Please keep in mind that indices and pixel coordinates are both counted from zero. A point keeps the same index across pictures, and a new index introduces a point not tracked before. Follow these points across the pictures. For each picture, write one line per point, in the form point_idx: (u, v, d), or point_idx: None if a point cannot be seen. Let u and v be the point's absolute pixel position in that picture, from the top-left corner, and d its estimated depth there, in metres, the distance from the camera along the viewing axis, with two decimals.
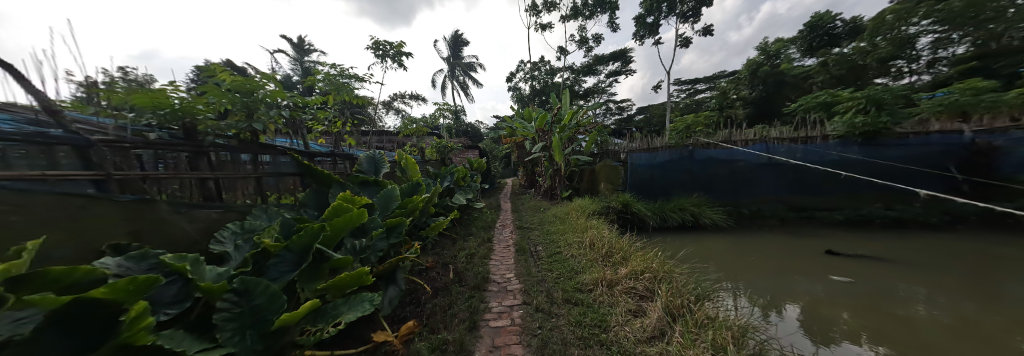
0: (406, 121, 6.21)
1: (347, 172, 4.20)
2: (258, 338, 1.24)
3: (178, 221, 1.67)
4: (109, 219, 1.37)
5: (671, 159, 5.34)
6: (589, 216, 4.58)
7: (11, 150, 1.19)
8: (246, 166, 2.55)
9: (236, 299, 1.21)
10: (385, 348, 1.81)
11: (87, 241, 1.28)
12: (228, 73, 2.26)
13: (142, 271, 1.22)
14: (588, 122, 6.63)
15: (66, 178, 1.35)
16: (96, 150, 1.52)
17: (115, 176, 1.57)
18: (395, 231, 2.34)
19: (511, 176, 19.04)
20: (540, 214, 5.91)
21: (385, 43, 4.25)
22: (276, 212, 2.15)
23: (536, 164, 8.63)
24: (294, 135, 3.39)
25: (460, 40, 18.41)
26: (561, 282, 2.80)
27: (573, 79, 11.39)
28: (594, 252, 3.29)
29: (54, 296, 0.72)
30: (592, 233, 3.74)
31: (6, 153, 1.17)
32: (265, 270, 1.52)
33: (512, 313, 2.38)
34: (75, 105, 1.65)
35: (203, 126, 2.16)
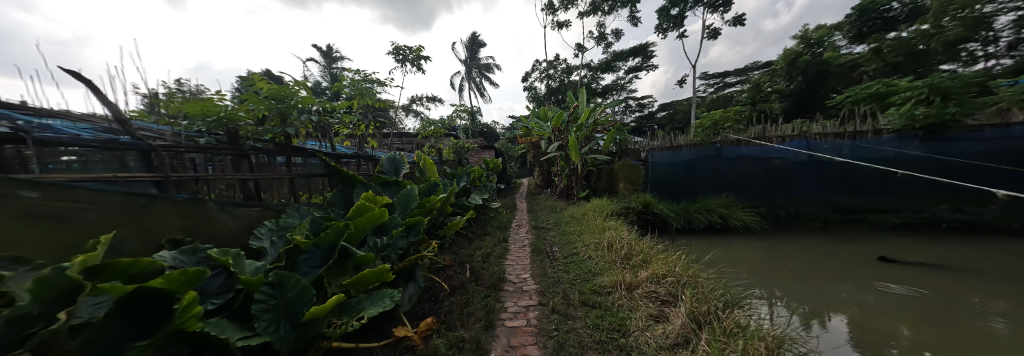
0: (425, 122, 6.33)
1: (369, 173, 4.33)
2: (291, 328, 1.28)
3: (223, 218, 1.79)
4: (168, 216, 1.49)
5: (697, 158, 5.08)
6: (608, 216, 4.44)
7: (89, 156, 1.39)
8: (280, 168, 2.70)
9: (271, 291, 1.26)
10: (405, 342, 1.83)
11: (149, 235, 1.41)
12: (266, 82, 2.39)
13: (193, 263, 1.31)
14: (607, 120, 6.44)
15: (132, 180, 1.53)
16: (155, 155, 1.70)
17: (173, 177, 1.73)
18: (414, 230, 2.37)
19: (527, 175, 18.98)
20: (556, 214, 5.81)
21: (405, 47, 4.33)
22: (308, 211, 2.23)
23: (552, 164, 8.52)
24: (321, 138, 3.54)
25: (478, 42, 18.62)
26: (578, 284, 2.73)
27: (591, 77, 11.17)
28: (612, 254, 3.18)
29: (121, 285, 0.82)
30: (611, 234, 3.62)
31: (86, 160, 1.38)
32: (297, 265, 1.57)
33: (529, 314, 2.33)
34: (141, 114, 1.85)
35: (245, 132, 2.30)
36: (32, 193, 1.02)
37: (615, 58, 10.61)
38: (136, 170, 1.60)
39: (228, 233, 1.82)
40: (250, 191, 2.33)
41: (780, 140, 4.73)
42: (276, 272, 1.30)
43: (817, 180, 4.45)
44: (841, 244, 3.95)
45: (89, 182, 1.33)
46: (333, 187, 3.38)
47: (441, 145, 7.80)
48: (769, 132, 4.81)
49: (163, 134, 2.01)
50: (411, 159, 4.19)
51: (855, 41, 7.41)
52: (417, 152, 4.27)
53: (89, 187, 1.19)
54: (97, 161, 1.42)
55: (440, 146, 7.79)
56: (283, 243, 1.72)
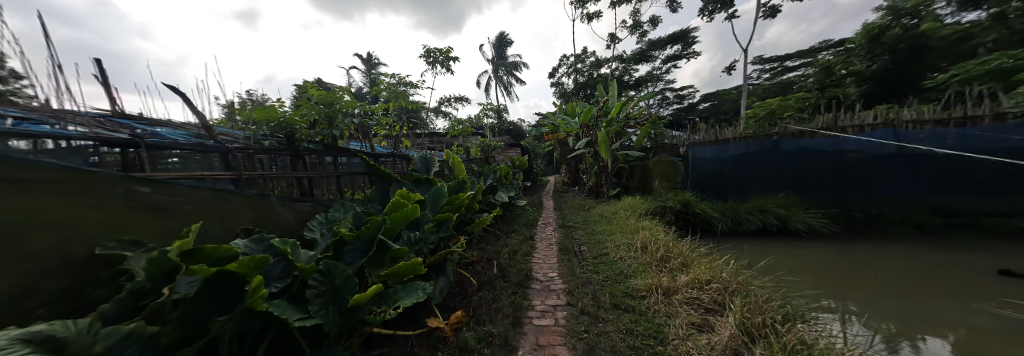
0: (453, 122, 6.47)
1: (402, 171, 4.55)
2: (338, 313, 1.36)
3: (284, 211, 1.99)
4: (240, 209, 1.69)
5: (747, 152, 4.59)
6: (642, 216, 4.20)
7: (184, 157, 1.64)
8: (329, 167, 2.93)
9: (322, 278, 1.35)
10: (437, 333, 1.88)
11: (228, 225, 1.62)
12: (316, 89, 2.59)
13: (260, 251, 1.46)
14: (641, 113, 6.08)
15: (214, 177, 1.76)
16: (232, 157, 1.94)
17: (245, 175, 1.96)
18: (444, 226, 2.42)
19: (553, 173, 18.74)
20: (585, 212, 5.63)
21: (435, 49, 4.43)
22: (351, 206, 2.38)
23: (580, 161, 8.26)
24: (360, 138, 3.78)
25: (505, 41, 18.64)
26: (609, 285, 2.60)
27: (623, 69, 10.64)
28: (647, 256, 2.98)
29: (206, 267, 0.96)
30: (645, 235, 3.40)
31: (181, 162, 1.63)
32: (342, 256, 1.68)
33: (556, 313, 2.27)
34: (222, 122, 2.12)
35: (300, 134, 2.53)
36: (145, 188, 1.27)
37: (650, 47, 9.91)
38: (218, 169, 1.84)
39: (287, 225, 2.01)
40: (307, 188, 2.56)
41: (856, 130, 4.07)
42: (327, 261, 1.38)
43: (903, 178, 3.79)
44: (935, 255, 3.34)
45: (184, 179, 1.58)
46: (372, 184, 3.59)
47: (468, 144, 7.92)
48: (843, 121, 4.16)
49: (238, 138, 2.27)
50: (440, 157, 4.29)
51: (965, 8, 5.74)
52: (446, 150, 4.37)
53: (183, 184, 1.43)
54: (188, 163, 1.67)
55: (468, 144, 7.92)
56: (331, 235, 1.85)
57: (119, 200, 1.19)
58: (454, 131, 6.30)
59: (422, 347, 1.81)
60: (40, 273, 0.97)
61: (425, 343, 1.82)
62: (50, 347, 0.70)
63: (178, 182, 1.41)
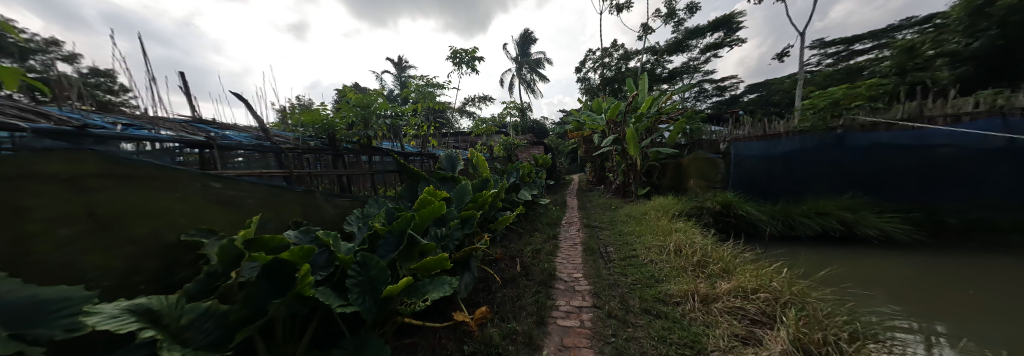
0: (478, 121, 6.55)
1: (429, 169, 4.71)
2: (373, 302, 1.44)
3: (326, 206, 2.17)
4: (289, 204, 1.86)
5: (802, 148, 4.11)
6: (675, 218, 3.96)
7: (245, 157, 1.86)
8: (364, 165, 3.13)
9: (359, 269, 1.44)
10: (463, 327, 1.93)
11: (282, 217, 1.80)
12: (353, 93, 2.77)
13: (307, 241, 1.60)
14: (674, 108, 5.70)
15: (270, 175, 1.96)
16: (285, 156, 2.14)
17: (295, 173, 2.15)
18: (468, 223, 2.47)
19: (578, 172, 18.26)
20: (612, 212, 5.41)
21: (462, 50, 4.51)
22: (384, 202, 2.51)
23: (607, 159, 7.96)
24: (391, 138, 3.98)
25: (529, 38, 18.48)
26: (639, 289, 2.47)
27: (655, 61, 10.05)
28: (682, 259, 2.79)
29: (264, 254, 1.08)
30: (678, 238, 3.19)
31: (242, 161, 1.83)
32: (377, 249, 1.79)
33: (581, 315, 2.22)
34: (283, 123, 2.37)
35: (340, 135, 2.73)
36: (216, 183, 1.47)
37: (686, 37, 9.23)
38: (273, 167, 2.05)
39: (329, 219, 2.19)
40: (347, 185, 2.75)
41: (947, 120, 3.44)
42: (363, 253, 1.48)
43: (1012, 178, 3.15)
44: None
45: (246, 176, 1.79)
46: (401, 181, 3.77)
47: (492, 142, 7.98)
48: (931, 111, 3.46)
49: (289, 139, 2.51)
50: (465, 156, 4.38)
51: None
52: (470, 149, 4.44)
53: (244, 181, 1.61)
54: (251, 161, 1.89)
55: (492, 143, 7.99)
56: (366, 229, 1.97)
57: (196, 193, 1.38)
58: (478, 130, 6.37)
59: (449, 339, 1.87)
60: (137, 254, 1.16)
61: (451, 335, 1.88)
62: (147, 318, 0.86)
63: (241, 179, 1.61)
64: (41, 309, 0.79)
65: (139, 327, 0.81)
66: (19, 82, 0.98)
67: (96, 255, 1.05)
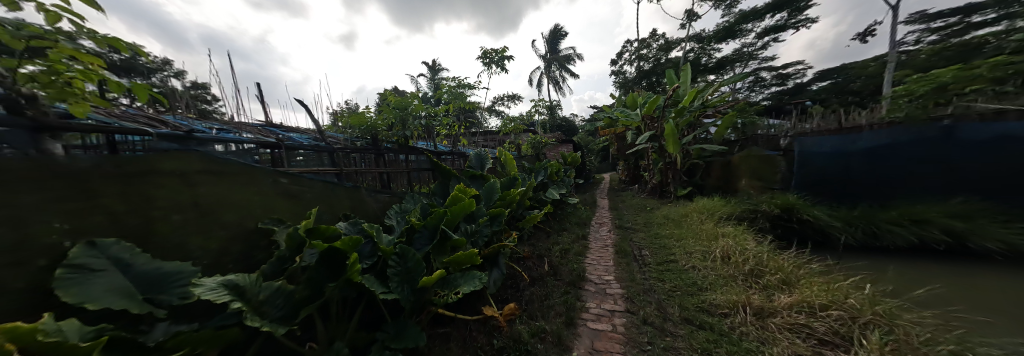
0: (506, 119, 6.58)
1: (459, 168, 4.85)
2: (411, 291, 1.54)
3: (370, 201, 2.36)
4: (340, 198, 2.07)
5: (893, 144, 3.44)
6: (721, 222, 3.61)
7: (304, 156, 2.09)
8: (402, 163, 3.33)
9: (399, 259, 1.55)
10: (492, 322, 1.98)
11: (335, 210, 2.01)
12: (393, 96, 2.97)
13: (354, 232, 1.76)
14: (723, 100, 5.17)
15: (324, 172, 2.18)
16: (337, 155, 2.37)
17: (344, 170, 2.37)
18: (497, 220, 2.51)
19: (609, 170, 17.48)
20: (646, 214, 5.08)
21: (492, 50, 4.57)
22: (419, 198, 2.65)
23: (642, 157, 7.50)
24: (425, 138, 4.17)
25: (560, 33, 18.07)
26: (679, 297, 2.30)
27: (700, 50, 9.19)
28: (730, 267, 2.54)
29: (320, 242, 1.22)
30: (725, 243, 2.90)
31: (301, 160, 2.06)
32: (414, 242, 1.90)
33: (614, 319, 2.13)
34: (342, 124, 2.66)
35: (382, 136, 2.94)
36: (283, 179, 1.71)
37: (739, 20, 8.24)
38: (327, 166, 2.28)
39: (372, 212, 2.38)
40: (387, 181, 2.96)
41: None
42: (402, 246, 1.58)
43: None
44: None
45: (307, 173, 2.04)
46: (434, 179, 3.94)
47: (520, 140, 7.93)
48: None
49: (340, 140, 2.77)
50: (493, 154, 4.43)
51: None
52: (499, 148, 4.48)
53: (305, 177, 1.84)
54: (309, 160, 2.13)
55: (520, 141, 7.98)
56: (404, 223, 2.10)
57: (269, 187, 1.62)
58: (507, 128, 6.39)
59: (478, 332, 1.93)
60: (227, 238, 1.37)
61: (480, 328, 1.94)
62: (235, 292, 1.02)
63: (303, 175, 1.87)
64: (163, 278, 0.99)
65: (229, 299, 0.97)
66: (149, 94, 1.22)
67: (200, 237, 1.27)
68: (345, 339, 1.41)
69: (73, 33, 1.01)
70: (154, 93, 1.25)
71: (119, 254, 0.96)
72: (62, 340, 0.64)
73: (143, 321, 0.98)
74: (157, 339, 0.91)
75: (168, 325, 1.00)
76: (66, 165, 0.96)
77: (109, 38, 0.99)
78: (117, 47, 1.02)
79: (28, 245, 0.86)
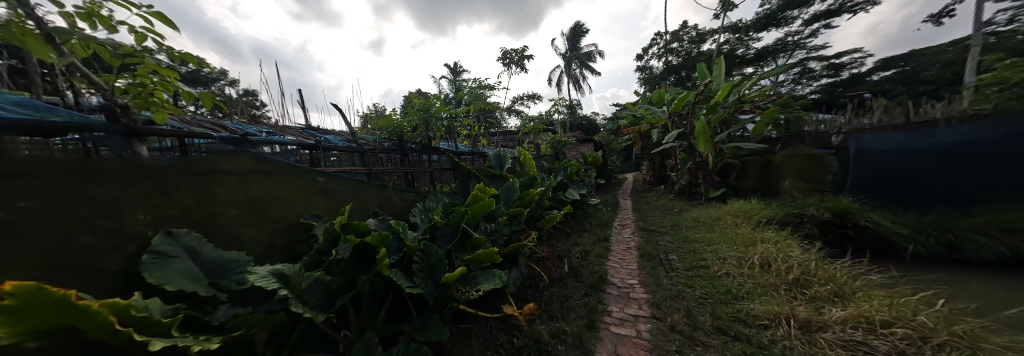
0: (525, 119, 6.55)
1: (479, 167, 4.91)
2: (434, 286, 1.59)
3: (396, 199, 2.46)
4: (370, 196, 2.18)
5: (979, 140, 2.97)
6: (760, 226, 3.33)
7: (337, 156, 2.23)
8: (425, 163, 3.44)
9: (423, 255, 1.61)
10: (512, 320, 2.00)
11: (365, 207, 2.13)
12: (417, 98, 3.08)
13: (382, 228, 1.85)
14: (762, 95, 4.77)
15: (355, 171, 2.32)
16: (366, 155, 2.51)
17: (373, 170, 2.50)
18: (516, 220, 2.53)
19: (633, 170, 16.81)
20: (674, 216, 4.83)
21: (512, 50, 4.57)
22: (441, 196, 2.73)
23: (669, 156, 7.12)
24: (446, 138, 4.27)
25: (581, 30, 17.68)
26: (711, 305, 2.15)
27: (736, 40, 8.54)
28: (771, 275, 2.33)
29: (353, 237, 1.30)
30: (765, 249, 2.68)
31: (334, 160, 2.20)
32: (437, 239, 1.97)
33: (638, 324, 2.05)
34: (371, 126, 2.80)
35: (407, 137, 3.05)
36: (321, 177, 1.84)
37: (783, 7, 7.50)
38: (358, 165, 2.42)
39: (398, 210, 2.49)
40: (411, 181, 3.08)
41: None
42: (426, 242, 1.64)
43: None
44: None
45: (340, 172, 2.17)
46: (455, 178, 4.03)
47: (539, 140, 7.85)
48: None
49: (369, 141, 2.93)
50: (513, 154, 4.44)
51: None
52: (518, 148, 4.48)
53: (339, 176, 1.97)
54: (342, 160, 2.27)
55: (540, 141, 7.91)
56: (427, 221, 2.17)
57: (309, 185, 1.75)
58: (526, 128, 6.34)
59: (499, 330, 1.95)
60: (274, 231, 1.51)
61: (501, 326, 1.96)
62: (282, 280, 1.12)
63: (337, 174, 2.00)
64: (224, 267, 1.11)
65: (276, 286, 1.06)
66: (213, 102, 1.37)
67: (252, 230, 1.40)
68: (375, 329, 1.49)
69: (154, 51, 1.17)
70: (217, 102, 1.40)
71: (190, 243, 1.09)
72: (149, 316, 0.74)
73: (209, 303, 1.11)
74: (220, 319, 1.03)
75: (228, 308, 1.12)
76: (148, 165, 1.11)
77: (184, 53, 1.14)
78: (189, 61, 1.17)
79: (121, 232, 1.00)
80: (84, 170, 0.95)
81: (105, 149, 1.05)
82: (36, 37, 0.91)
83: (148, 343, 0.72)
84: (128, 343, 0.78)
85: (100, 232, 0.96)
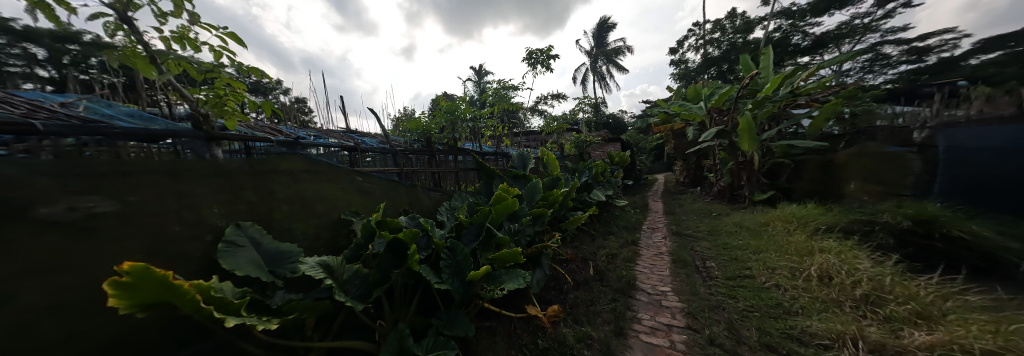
0: (548, 119, 6.47)
1: (503, 167, 4.94)
2: (460, 283, 1.64)
3: (425, 198, 2.57)
4: (401, 194, 2.30)
5: None
6: (817, 234, 2.97)
7: (370, 157, 2.38)
8: (451, 164, 3.54)
9: (450, 253, 1.66)
10: (536, 322, 2.00)
11: (398, 205, 2.25)
12: (444, 101, 3.19)
13: (412, 225, 1.94)
14: (820, 86, 4.25)
15: (386, 171, 2.45)
16: (398, 156, 2.65)
17: (403, 170, 2.63)
18: (539, 220, 2.51)
19: (664, 171, 15.83)
20: (711, 220, 4.47)
21: (537, 50, 4.54)
22: (466, 196, 2.78)
23: (706, 156, 6.62)
24: (471, 139, 4.37)
25: (608, 25, 17.08)
26: (758, 319, 1.96)
27: (790, 27, 7.66)
28: (832, 290, 2.07)
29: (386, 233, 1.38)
30: (823, 260, 2.39)
31: (366, 161, 2.33)
32: (462, 237, 2.01)
33: (672, 335, 1.93)
34: (404, 127, 2.98)
35: (435, 139, 3.18)
36: (358, 177, 1.99)
37: None
38: (390, 165, 2.58)
39: (427, 208, 2.60)
40: (438, 180, 3.19)
41: None
42: (452, 240, 1.69)
43: None
44: None
45: (375, 172, 2.32)
46: (479, 178, 4.09)
47: (563, 140, 7.73)
48: None
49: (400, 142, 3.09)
50: (536, 154, 4.40)
51: None
52: (541, 148, 4.44)
53: (374, 176, 2.10)
54: (375, 160, 2.42)
55: (563, 141, 7.79)
56: (453, 219, 2.23)
57: (348, 184, 1.89)
58: (549, 128, 6.27)
59: (523, 330, 1.96)
60: (320, 225, 1.65)
61: (524, 327, 1.96)
62: (327, 270, 1.22)
63: (372, 174, 2.13)
64: (280, 256, 1.24)
65: (320, 276, 1.15)
66: (272, 110, 1.54)
67: (302, 224, 1.56)
68: (406, 321, 1.56)
69: (227, 65, 1.34)
70: (275, 109, 1.57)
71: (254, 234, 1.23)
72: (224, 297, 0.85)
73: (268, 289, 1.24)
74: (278, 303, 1.15)
75: (284, 293, 1.25)
76: (222, 166, 1.27)
77: (250, 67, 1.30)
78: (254, 73, 1.32)
79: (203, 224, 1.16)
80: (175, 170, 1.11)
81: (189, 152, 1.24)
82: (143, 59, 1.10)
83: (225, 321, 0.83)
84: (208, 319, 0.90)
85: (189, 222, 1.12)
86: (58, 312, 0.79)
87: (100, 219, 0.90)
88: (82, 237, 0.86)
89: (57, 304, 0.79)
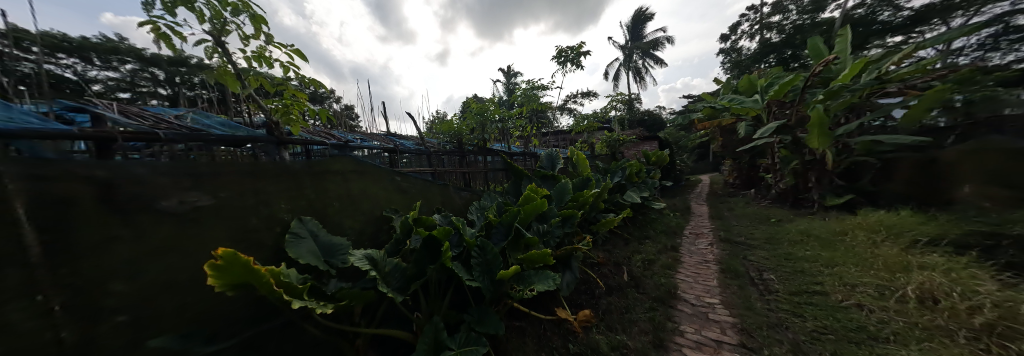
0: (578, 118, 6.27)
1: (531, 167, 4.91)
2: (490, 281, 1.66)
3: (456, 198, 2.66)
4: (435, 193, 2.41)
5: None
6: (908, 248, 2.48)
7: (406, 158, 2.53)
8: (480, 165, 3.62)
9: (481, 252, 1.68)
10: (567, 325, 1.96)
11: (432, 204, 2.35)
12: (474, 102, 3.26)
13: (445, 223, 2.01)
14: (915, 71, 3.55)
15: (421, 171, 2.58)
16: (432, 157, 2.78)
17: (436, 170, 2.74)
18: (569, 222, 2.46)
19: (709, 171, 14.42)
20: (768, 227, 3.97)
21: (567, 48, 4.45)
22: (495, 195, 2.82)
23: (761, 154, 5.90)
24: (500, 140, 4.41)
25: (645, 17, 16.13)
26: (833, 343, 1.68)
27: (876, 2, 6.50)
28: (938, 316, 1.70)
29: (422, 231, 1.45)
30: (921, 279, 1.98)
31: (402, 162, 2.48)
32: (492, 236, 2.03)
33: (720, 351, 1.76)
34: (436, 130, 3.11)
35: (466, 139, 3.27)
36: (397, 177, 2.11)
37: None
38: (424, 166, 2.70)
39: (459, 207, 2.69)
40: (468, 180, 3.27)
41: None
42: (482, 239, 1.71)
43: None
44: None
45: (411, 172, 2.46)
46: (508, 178, 4.11)
47: (595, 139, 7.46)
48: None
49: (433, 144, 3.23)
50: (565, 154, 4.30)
51: None
52: (571, 148, 4.33)
53: (411, 176, 2.22)
54: (411, 161, 2.56)
55: (594, 140, 7.52)
56: (483, 219, 2.26)
57: (388, 184, 2.03)
58: (579, 127, 6.09)
59: (553, 333, 1.93)
60: (364, 222, 1.79)
61: (554, 330, 1.94)
62: (371, 263, 1.32)
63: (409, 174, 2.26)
64: (333, 248, 1.37)
65: (364, 268, 1.24)
66: (327, 117, 1.71)
67: (351, 220, 1.71)
68: (441, 315, 1.63)
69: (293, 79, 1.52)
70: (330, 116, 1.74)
71: (312, 227, 1.38)
72: (291, 282, 0.97)
73: (324, 277, 1.38)
74: (331, 291, 1.27)
75: (337, 282, 1.38)
76: (288, 167, 1.44)
77: (310, 79, 1.46)
78: (313, 85, 1.48)
79: (274, 217, 1.33)
80: (254, 171, 1.29)
81: (264, 155, 1.43)
82: (231, 76, 1.28)
83: (292, 303, 0.94)
84: (280, 301, 1.03)
85: (263, 215, 1.29)
86: (175, 287, 0.96)
87: (201, 211, 1.07)
88: (191, 226, 1.03)
89: (174, 280, 0.96)
